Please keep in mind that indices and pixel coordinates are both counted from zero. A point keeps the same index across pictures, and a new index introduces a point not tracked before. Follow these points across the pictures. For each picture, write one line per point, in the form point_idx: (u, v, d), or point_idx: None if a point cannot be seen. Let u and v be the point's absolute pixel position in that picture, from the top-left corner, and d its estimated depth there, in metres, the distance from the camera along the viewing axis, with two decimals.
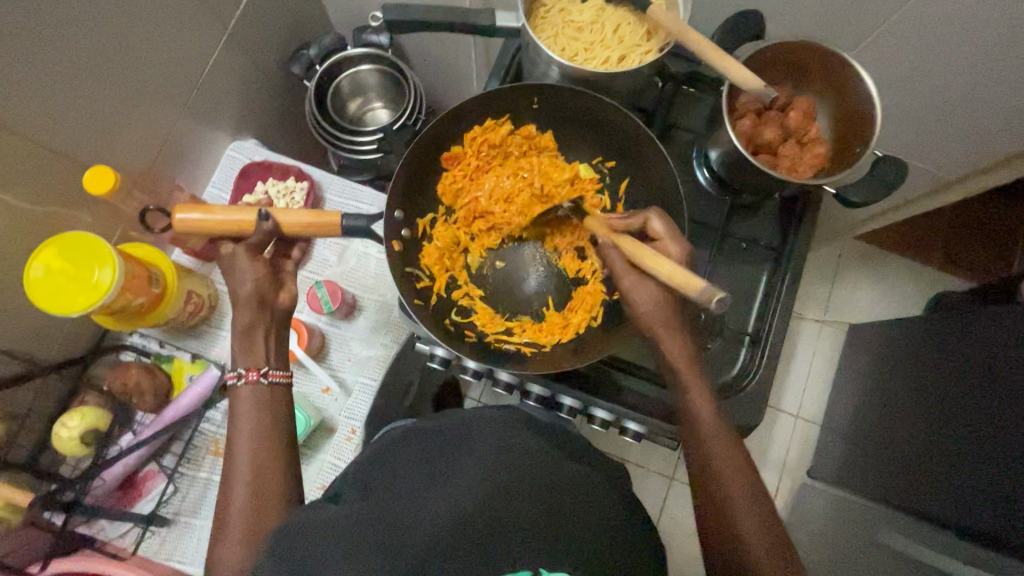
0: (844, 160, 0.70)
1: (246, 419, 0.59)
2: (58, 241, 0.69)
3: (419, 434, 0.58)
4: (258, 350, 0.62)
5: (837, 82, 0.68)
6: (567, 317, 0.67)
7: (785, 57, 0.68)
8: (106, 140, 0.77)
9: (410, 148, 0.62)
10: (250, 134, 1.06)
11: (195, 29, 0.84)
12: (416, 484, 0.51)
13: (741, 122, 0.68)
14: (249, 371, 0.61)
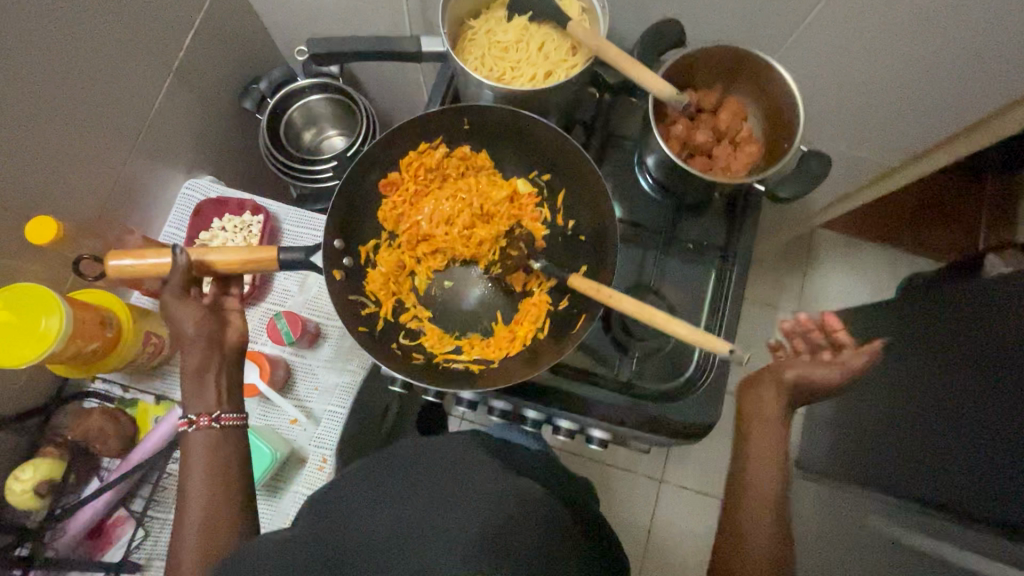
0: (776, 153, 0.71)
1: (196, 460, 0.60)
2: (5, 294, 0.69)
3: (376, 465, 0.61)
4: (207, 391, 0.63)
5: (762, 81, 0.69)
6: (514, 330, 0.68)
7: (711, 61, 0.70)
8: (52, 188, 0.77)
9: (345, 178, 0.64)
10: (206, 171, 1.07)
11: (138, 72, 0.85)
12: (365, 508, 0.54)
13: (673, 127, 0.70)
14: (200, 418, 0.61)
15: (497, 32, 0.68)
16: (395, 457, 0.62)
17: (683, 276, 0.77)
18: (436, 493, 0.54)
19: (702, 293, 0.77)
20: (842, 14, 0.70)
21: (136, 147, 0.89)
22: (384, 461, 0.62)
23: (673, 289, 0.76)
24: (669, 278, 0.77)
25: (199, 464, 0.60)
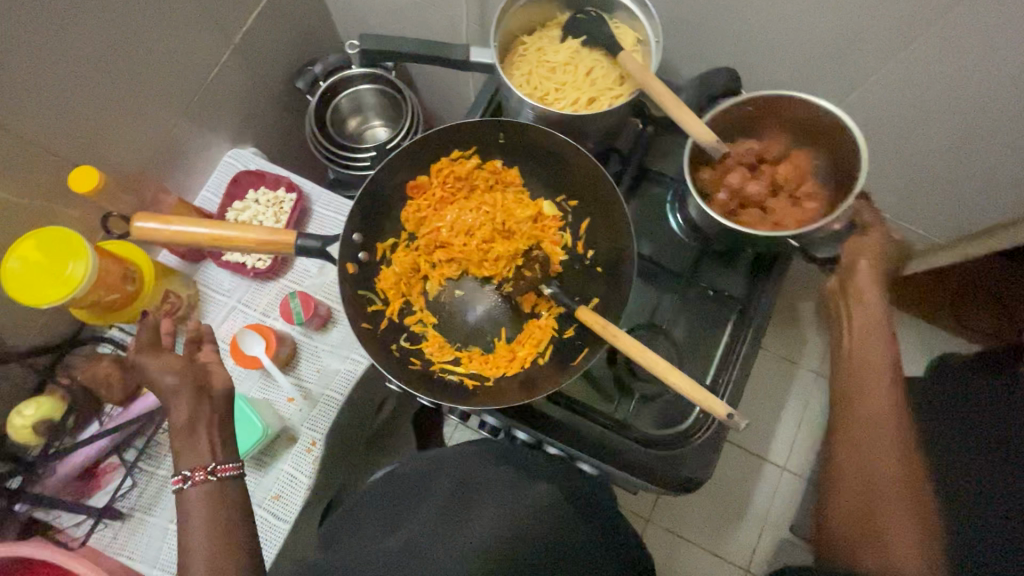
0: (843, 199, 0.68)
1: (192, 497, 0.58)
2: (37, 235, 0.72)
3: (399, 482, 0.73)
4: (199, 444, 0.61)
5: (832, 137, 0.67)
6: (515, 350, 0.67)
7: (777, 114, 0.69)
8: (100, 138, 0.79)
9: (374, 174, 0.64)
10: (250, 143, 1.10)
11: (200, 39, 0.87)
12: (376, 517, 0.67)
13: (728, 175, 0.68)
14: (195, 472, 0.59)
15: (548, 52, 0.68)
16: (408, 471, 0.74)
17: (696, 323, 0.75)
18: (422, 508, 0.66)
19: (715, 342, 0.75)
20: (906, 80, 0.67)
21: (187, 111, 0.92)
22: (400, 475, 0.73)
23: (685, 335, 0.74)
24: (683, 322, 0.75)
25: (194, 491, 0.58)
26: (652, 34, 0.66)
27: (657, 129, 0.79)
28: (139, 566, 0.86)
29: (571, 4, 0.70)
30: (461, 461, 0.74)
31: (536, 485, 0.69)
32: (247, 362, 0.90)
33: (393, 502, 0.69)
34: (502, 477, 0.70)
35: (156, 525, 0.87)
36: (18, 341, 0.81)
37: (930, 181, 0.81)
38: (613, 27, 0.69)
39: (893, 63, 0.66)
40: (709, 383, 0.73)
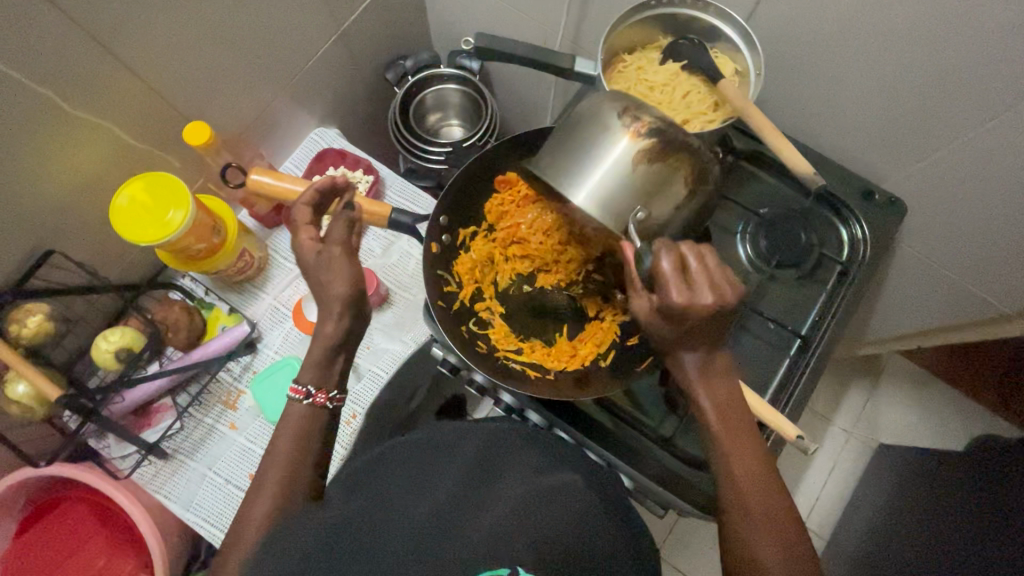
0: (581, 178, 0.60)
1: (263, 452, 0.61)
2: (147, 178, 0.78)
3: (410, 448, 0.66)
4: (329, 373, 0.63)
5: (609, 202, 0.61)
6: (576, 347, 0.71)
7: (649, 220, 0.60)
8: (211, 98, 0.85)
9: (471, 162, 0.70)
10: (335, 124, 1.15)
11: (314, 21, 0.93)
12: (397, 485, 0.60)
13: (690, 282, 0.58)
14: (317, 393, 0.61)
15: (648, 71, 0.72)
16: (435, 438, 0.67)
17: (752, 354, 0.76)
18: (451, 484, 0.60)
19: (768, 376, 0.75)
20: (999, 145, 0.68)
21: (290, 86, 0.97)
22: (415, 442, 0.67)
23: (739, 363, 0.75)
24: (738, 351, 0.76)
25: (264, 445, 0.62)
26: (752, 66, 0.70)
27: (737, 159, 0.81)
28: (173, 507, 0.89)
29: (676, 30, 0.74)
30: (495, 434, 0.68)
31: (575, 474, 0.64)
32: (307, 326, 0.95)
33: (418, 465, 0.63)
34: (527, 456, 0.65)
35: (196, 470, 0.91)
36: (106, 274, 0.86)
37: (1008, 254, 0.79)
38: (714, 55, 0.72)
39: (992, 123, 0.66)
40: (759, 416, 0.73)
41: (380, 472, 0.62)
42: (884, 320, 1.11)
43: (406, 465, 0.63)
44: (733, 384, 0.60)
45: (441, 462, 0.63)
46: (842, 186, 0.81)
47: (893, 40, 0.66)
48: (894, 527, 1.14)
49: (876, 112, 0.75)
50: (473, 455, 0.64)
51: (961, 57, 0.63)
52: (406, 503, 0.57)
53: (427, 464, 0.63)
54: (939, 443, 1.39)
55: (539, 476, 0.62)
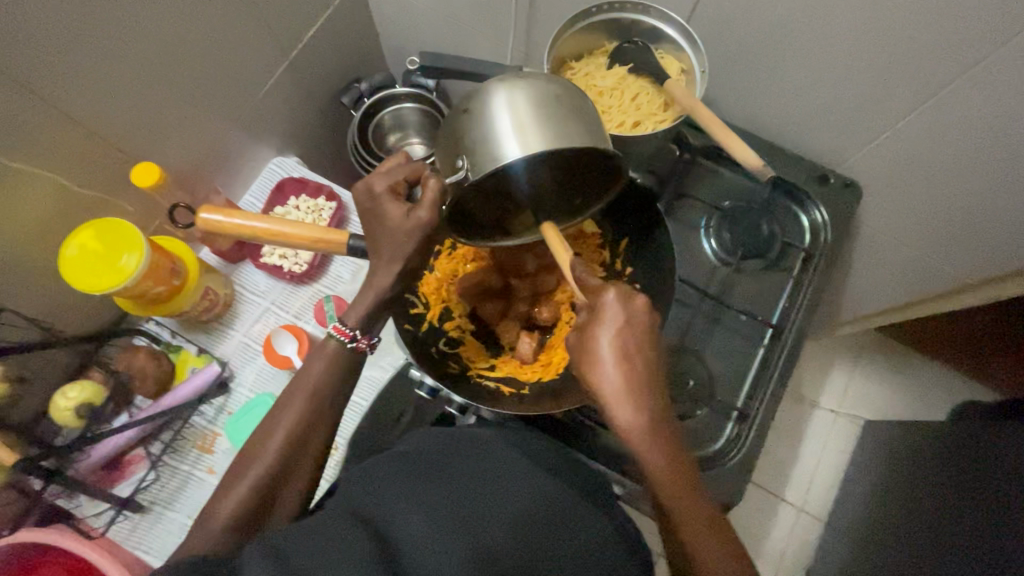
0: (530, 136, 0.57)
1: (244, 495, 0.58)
2: (96, 225, 0.76)
3: (399, 460, 0.60)
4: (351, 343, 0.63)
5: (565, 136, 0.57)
6: (548, 355, 0.74)
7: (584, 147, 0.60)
8: (160, 139, 0.83)
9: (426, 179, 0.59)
10: (293, 152, 1.14)
11: (261, 51, 0.91)
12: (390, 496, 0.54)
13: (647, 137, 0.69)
14: (363, 338, 0.63)
15: (597, 77, 0.74)
16: (420, 453, 0.61)
17: (727, 348, 0.77)
18: (456, 491, 0.55)
19: (744, 371, 0.76)
20: (943, 123, 0.69)
21: (242, 119, 0.96)
22: (400, 455, 0.61)
23: (714, 358, 0.76)
24: (713, 346, 0.77)
25: None
26: (697, 65, 0.71)
27: (693, 156, 0.82)
28: (153, 561, 0.86)
29: (620, 33, 0.75)
30: (483, 445, 0.63)
31: (573, 477, 0.63)
32: (278, 361, 0.93)
33: (409, 478, 0.57)
34: (523, 466, 0.60)
35: (175, 521, 0.88)
36: (61, 328, 0.83)
37: (960, 228, 0.82)
38: (659, 57, 0.74)
39: (931, 102, 0.68)
40: (739, 408, 0.73)
41: (372, 484, 0.56)
42: (855, 299, 1.12)
43: (392, 482, 0.56)
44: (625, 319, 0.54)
45: (442, 473, 0.57)
46: (798, 174, 0.83)
47: (829, 27, 0.67)
48: (890, 501, 1.15)
49: (821, 100, 0.76)
50: (463, 472, 0.58)
51: (898, 42, 0.64)
52: (406, 533, 0.50)
53: (425, 475, 0.57)
54: (922, 414, 1.41)
55: (538, 486, 0.58)
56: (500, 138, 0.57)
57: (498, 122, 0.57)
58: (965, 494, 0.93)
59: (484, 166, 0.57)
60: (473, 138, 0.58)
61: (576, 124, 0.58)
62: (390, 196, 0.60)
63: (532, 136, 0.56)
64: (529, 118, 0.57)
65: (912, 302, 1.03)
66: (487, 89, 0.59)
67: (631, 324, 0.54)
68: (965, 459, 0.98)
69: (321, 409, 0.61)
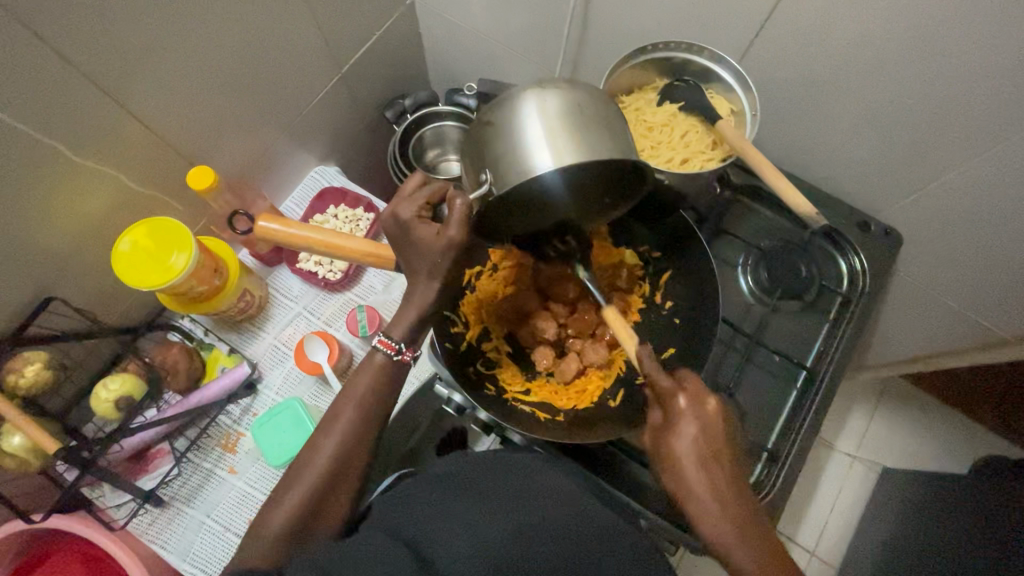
0: (560, 146, 0.52)
1: (277, 501, 0.59)
2: (150, 223, 0.78)
3: (435, 481, 0.61)
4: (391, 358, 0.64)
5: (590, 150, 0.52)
6: (584, 383, 0.74)
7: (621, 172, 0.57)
8: (214, 143, 0.86)
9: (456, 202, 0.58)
10: (334, 162, 1.16)
11: (315, 64, 0.94)
12: (429, 516, 0.55)
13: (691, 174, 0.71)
14: (406, 351, 0.64)
15: (647, 112, 0.76)
16: (455, 474, 0.62)
17: (759, 387, 0.76)
18: (494, 512, 0.55)
19: (774, 412, 0.75)
20: (990, 178, 0.70)
21: (291, 129, 0.99)
22: (435, 476, 0.62)
23: (745, 396, 0.76)
24: (745, 385, 0.77)
25: (278, 498, 0.60)
26: (747, 107, 0.73)
27: (735, 194, 0.83)
28: (169, 557, 0.86)
29: (671, 71, 0.77)
30: (518, 468, 0.64)
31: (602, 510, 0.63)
32: (309, 367, 0.93)
33: (446, 501, 0.57)
34: (557, 491, 0.61)
35: (194, 518, 0.88)
36: (104, 319, 0.85)
37: (999, 282, 0.81)
38: (709, 96, 0.75)
39: (978, 157, 0.68)
40: (769, 449, 0.72)
41: (408, 504, 0.57)
42: (883, 345, 1.12)
43: (431, 506, 0.56)
44: (707, 422, 0.57)
45: (478, 496, 0.58)
46: (837, 220, 0.83)
47: (879, 78, 0.68)
48: (903, 550, 1.13)
49: (865, 146, 0.77)
50: (503, 498, 0.58)
51: (948, 97, 0.65)
52: (448, 557, 0.50)
53: (461, 498, 0.57)
54: (943, 465, 1.39)
55: (571, 509, 0.58)
56: (531, 146, 0.52)
57: (528, 131, 0.52)
58: (984, 550, 0.91)
59: (513, 176, 0.53)
60: (500, 149, 0.54)
61: (609, 133, 0.54)
62: (421, 220, 0.62)
63: (564, 143, 0.52)
64: (561, 125, 0.52)
65: (941, 352, 1.02)
66: (515, 96, 0.54)
67: (707, 431, 0.57)
68: (987, 515, 0.96)
69: (357, 421, 0.62)
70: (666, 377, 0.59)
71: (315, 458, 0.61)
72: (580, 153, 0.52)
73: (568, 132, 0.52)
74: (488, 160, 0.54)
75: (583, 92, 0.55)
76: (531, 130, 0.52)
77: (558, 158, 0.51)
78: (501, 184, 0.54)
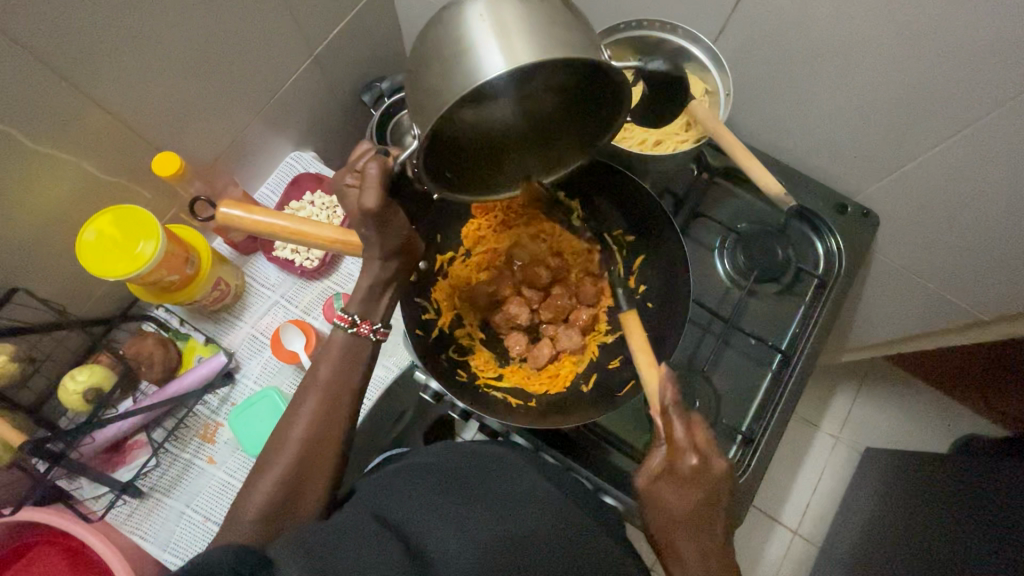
0: (503, 42, 0.46)
1: (247, 491, 0.59)
2: (115, 211, 0.76)
3: (421, 472, 0.61)
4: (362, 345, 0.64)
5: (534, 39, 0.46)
6: (556, 369, 0.74)
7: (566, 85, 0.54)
8: (181, 128, 0.84)
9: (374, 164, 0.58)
10: (311, 148, 1.14)
11: (286, 46, 0.92)
12: (417, 510, 0.55)
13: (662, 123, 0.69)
14: (362, 323, 0.65)
15: None
16: (442, 465, 0.62)
17: (734, 371, 0.77)
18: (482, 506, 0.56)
19: (749, 395, 0.76)
20: (964, 159, 0.69)
21: (263, 115, 0.97)
22: (421, 466, 0.61)
23: (720, 380, 0.76)
24: (720, 368, 0.77)
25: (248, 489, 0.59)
26: (722, 87, 0.72)
27: (712, 176, 0.82)
28: (149, 548, 0.86)
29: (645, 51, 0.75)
30: (504, 461, 0.64)
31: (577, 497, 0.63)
32: (285, 355, 0.93)
33: (430, 494, 0.57)
34: (541, 488, 0.61)
35: (173, 509, 0.88)
36: (73, 310, 0.84)
37: (975, 264, 0.81)
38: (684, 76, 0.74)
39: (952, 137, 0.68)
40: (743, 432, 0.73)
41: (391, 493, 0.57)
42: (864, 327, 1.12)
43: (412, 498, 0.56)
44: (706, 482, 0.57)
45: (464, 492, 0.58)
46: (814, 201, 0.82)
47: (855, 57, 0.67)
48: (881, 528, 1.15)
49: (843, 127, 0.76)
50: (493, 495, 0.58)
51: (923, 77, 0.64)
52: (439, 544, 0.51)
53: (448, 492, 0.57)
54: (925, 445, 1.40)
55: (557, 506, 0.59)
56: (476, 58, 0.46)
57: (472, 32, 0.47)
58: (960, 528, 0.92)
59: (461, 85, 0.47)
60: (443, 59, 0.48)
61: (562, 34, 0.47)
62: (354, 186, 0.62)
63: (515, 41, 0.46)
64: (511, 22, 0.47)
65: (919, 334, 1.02)
66: (463, 0, 0.49)
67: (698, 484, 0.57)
68: (967, 494, 0.97)
69: (326, 409, 0.61)
70: (679, 431, 0.57)
71: (285, 448, 0.60)
72: (533, 55, 0.45)
73: (512, 29, 0.46)
74: (432, 70, 0.49)
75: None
76: (475, 29, 0.47)
77: (504, 53, 0.46)
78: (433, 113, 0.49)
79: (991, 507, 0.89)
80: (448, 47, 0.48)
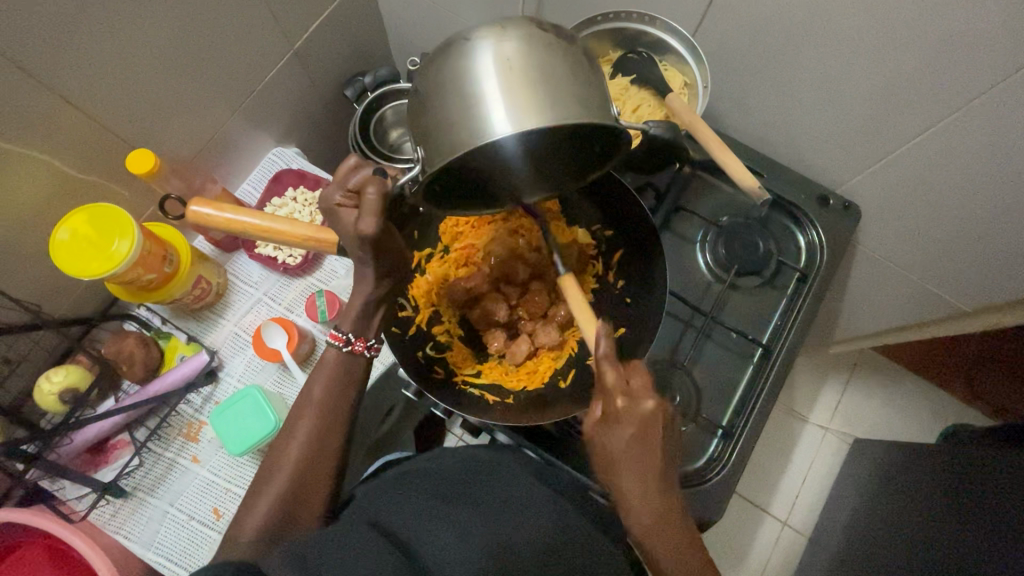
0: (516, 99, 0.48)
1: None
2: (89, 210, 0.75)
3: (409, 481, 0.62)
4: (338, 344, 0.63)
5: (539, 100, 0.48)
6: (535, 365, 0.74)
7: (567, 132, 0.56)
8: (158, 126, 0.83)
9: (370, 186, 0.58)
10: (293, 143, 1.13)
11: (265, 41, 0.90)
12: (408, 515, 0.56)
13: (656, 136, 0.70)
14: (356, 341, 0.64)
15: None
16: (431, 472, 0.63)
17: (716, 364, 0.77)
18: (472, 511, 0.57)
19: (730, 389, 0.76)
20: (946, 150, 0.69)
21: (242, 110, 0.96)
22: (408, 475, 0.63)
23: (702, 374, 0.76)
24: (701, 362, 0.77)
25: None
26: (699, 79, 0.72)
27: (694, 170, 0.82)
28: (135, 547, 0.86)
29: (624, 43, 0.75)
30: (491, 467, 0.65)
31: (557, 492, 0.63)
32: (267, 354, 0.92)
33: (417, 499, 0.58)
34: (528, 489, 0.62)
35: (157, 507, 0.88)
36: (50, 310, 0.83)
37: (957, 255, 0.81)
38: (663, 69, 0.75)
39: (933, 129, 0.68)
40: (724, 425, 0.73)
41: (378, 499, 0.58)
42: (850, 318, 1.12)
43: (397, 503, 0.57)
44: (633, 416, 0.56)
45: (453, 497, 0.59)
46: (797, 193, 0.82)
47: (836, 48, 0.66)
48: (869, 519, 1.16)
49: (825, 119, 0.76)
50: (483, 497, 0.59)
51: (904, 68, 0.64)
52: (430, 545, 0.53)
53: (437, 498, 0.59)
54: (913, 434, 1.41)
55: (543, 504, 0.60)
56: (484, 111, 0.48)
57: (482, 84, 0.48)
58: (946, 519, 0.93)
59: (468, 138, 0.49)
60: (450, 105, 0.50)
61: (569, 97, 0.49)
62: (347, 207, 0.60)
63: (521, 100, 0.48)
64: (520, 79, 0.48)
65: (905, 325, 1.02)
66: (474, 39, 0.50)
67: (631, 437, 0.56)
68: (953, 484, 0.97)
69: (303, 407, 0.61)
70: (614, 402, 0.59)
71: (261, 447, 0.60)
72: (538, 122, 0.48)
73: (521, 89, 0.48)
74: (440, 113, 0.50)
75: (551, 48, 0.51)
76: (485, 81, 0.48)
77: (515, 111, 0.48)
78: (440, 155, 0.51)
79: (975, 497, 0.90)
80: (457, 94, 0.49)
